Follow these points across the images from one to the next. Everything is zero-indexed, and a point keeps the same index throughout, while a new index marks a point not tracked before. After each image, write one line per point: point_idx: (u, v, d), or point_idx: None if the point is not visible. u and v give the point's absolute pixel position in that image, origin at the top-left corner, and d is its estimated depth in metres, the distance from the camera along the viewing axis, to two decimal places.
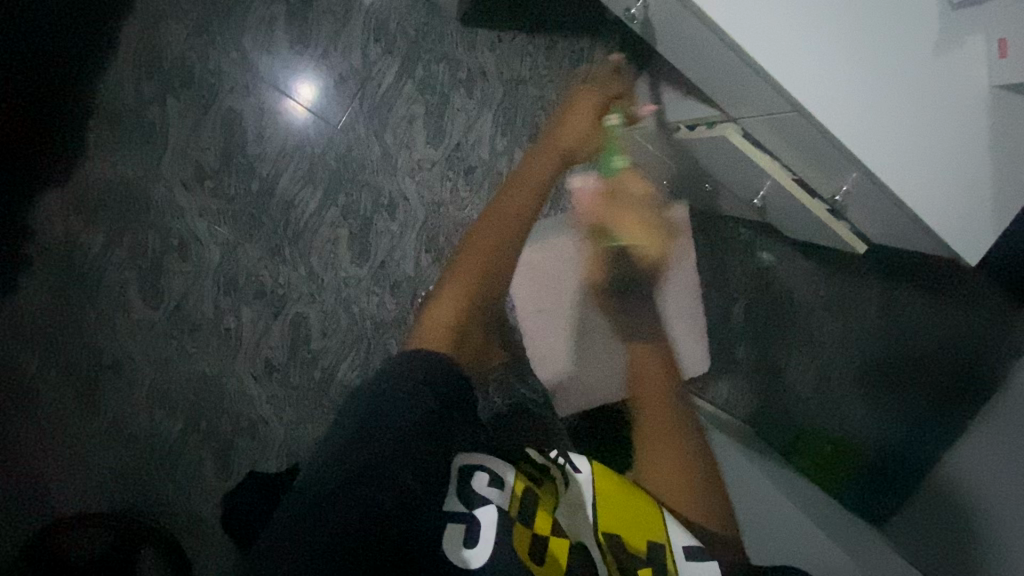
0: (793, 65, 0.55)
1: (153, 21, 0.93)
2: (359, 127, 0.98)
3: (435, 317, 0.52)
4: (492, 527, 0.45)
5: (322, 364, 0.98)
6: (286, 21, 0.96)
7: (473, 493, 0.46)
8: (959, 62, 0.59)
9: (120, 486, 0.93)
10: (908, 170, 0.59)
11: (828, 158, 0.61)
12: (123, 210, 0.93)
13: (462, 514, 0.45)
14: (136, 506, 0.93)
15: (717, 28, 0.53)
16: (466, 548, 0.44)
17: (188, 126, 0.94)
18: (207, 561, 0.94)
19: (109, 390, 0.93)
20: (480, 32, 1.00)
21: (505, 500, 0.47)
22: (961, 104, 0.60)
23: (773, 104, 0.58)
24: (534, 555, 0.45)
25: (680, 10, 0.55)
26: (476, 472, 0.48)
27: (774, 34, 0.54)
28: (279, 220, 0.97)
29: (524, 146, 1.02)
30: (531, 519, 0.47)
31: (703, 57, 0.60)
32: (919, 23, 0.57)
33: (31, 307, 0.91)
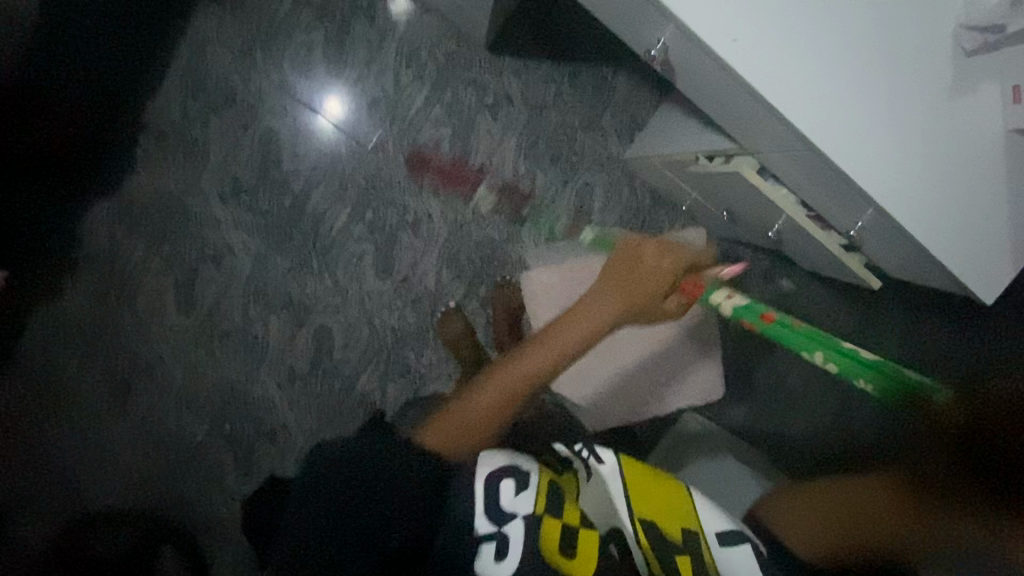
0: (808, 107, 0.56)
1: (201, 45, 1.00)
2: (387, 148, 1.02)
3: (449, 424, 0.52)
4: (521, 533, 0.45)
5: (343, 374, 1.01)
6: (324, 47, 1.01)
7: (502, 509, 0.46)
8: (973, 106, 0.61)
9: (147, 486, 0.97)
10: (923, 208, 0.60)
11: (844, 192, 0.62)
12: (165, 222, 0.99)
13: (491, 531, 0.45)
14: (160, 504, 0.97)
15: (732, 70, 0.55)
16: (494, 561, 0.44)
17: (228, 144, 1.00)
18: (224, 561, 0.97)
19: (142, 393, 0.98)
20: (507, 60, 1.04)
21: (532, 503, 0.47)
22: (976, 146, 0.61)
23: (788, 139, 0.60)
24: (564, 552, 0.45)
25: (696, 50, 0.57)
26: (501, 478, 0.47)
27: (788, 77, 0.56)
28: (308, 234, 1.01)
29: (546, 168, 1.04)
30: (559, 511, 0.47)
31: (718, 93, 0.61)
32: (932, 69, 0.59)
33: (74, 309, 0.97)
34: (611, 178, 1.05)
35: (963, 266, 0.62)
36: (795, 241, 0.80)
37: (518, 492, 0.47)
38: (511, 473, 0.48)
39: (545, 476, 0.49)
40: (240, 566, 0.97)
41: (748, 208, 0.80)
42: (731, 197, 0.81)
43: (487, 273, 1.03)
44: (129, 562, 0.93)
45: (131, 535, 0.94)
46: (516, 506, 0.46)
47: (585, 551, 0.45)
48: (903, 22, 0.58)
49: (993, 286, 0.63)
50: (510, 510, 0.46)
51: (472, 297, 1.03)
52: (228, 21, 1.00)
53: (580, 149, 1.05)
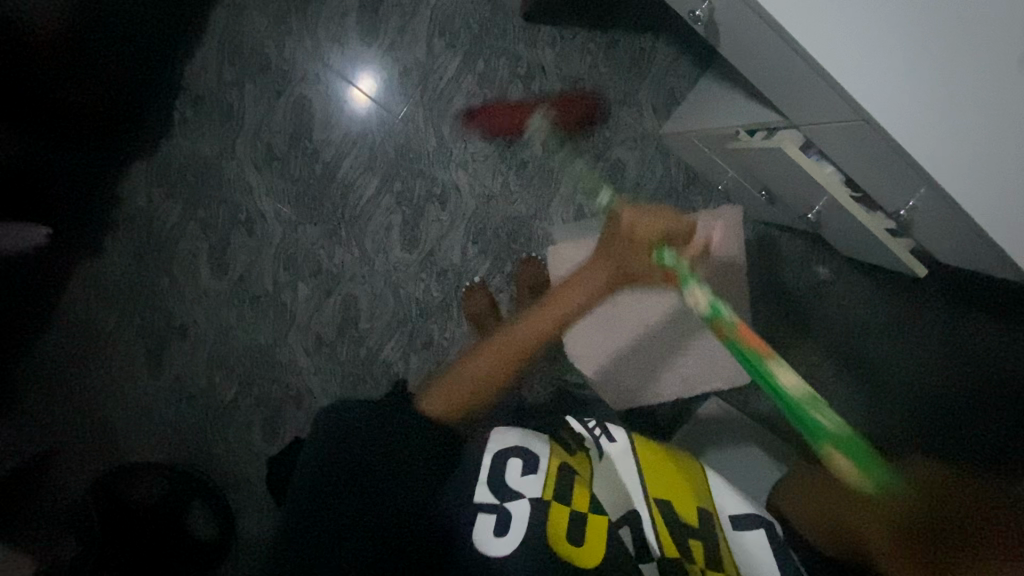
0: (866, 72, 0.53)
1: (238, 11, 1.00)
2: (418, 118, 1.02)
3: (454, 383, 0.64)
4: (525, 515, 0.48)
5: (368, 344, 1.02)
6: (358, 14, 1.00)
7: (507, 485, 0.49)
8: None
9: (179, 441, 1.02)
10: (985, 187, 0.57)
11: (899, 168, 0.59)
12: (200, 186, 1.01)
13: (493, 506, 0.49)
14: (191, 459, 1.02)
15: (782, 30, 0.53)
16: (494, 536, 0.47)
17: (262, 110, 1.00)
18: (248, 518, 1.01)
19: (177, 352, 1.02)
20: (542, 28, 1.01)
21: (539, 485, 0.50)
22: None
23: (841, 110, 0.57)
24: (572, 536, 0.47)
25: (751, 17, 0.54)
26: (510, 458, 0.51)
27: (848, 36, 0.52)
28: (337, 203, 1.02)
29: (578, 144, 1.02)
30: (568, 495, 0.50)
31: (767, 57, 0.58)
32: None
33: (112, 269, 1.00)
34: (644, 155, 1.02)
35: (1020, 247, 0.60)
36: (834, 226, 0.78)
37: (525, 472, 0.50)
38: (517, 453, 0.51)
39: (554, 458, 0.52)
40: (264, 522, 1.01)
41: (786, 189, 0.76)
42: (769, 175, 0.77)
43: (514, 249, 1.02)
44: (160, 512, 0.97)
45: (161, 487, 0.98)
46: (524, 486, 0.49)
47: (594, 535, 0.47)
48: None
49: None
50: (515, 487, 0.49)
51: (498, 271, 1.02)
52: None
53: (614, 124, 1.02)
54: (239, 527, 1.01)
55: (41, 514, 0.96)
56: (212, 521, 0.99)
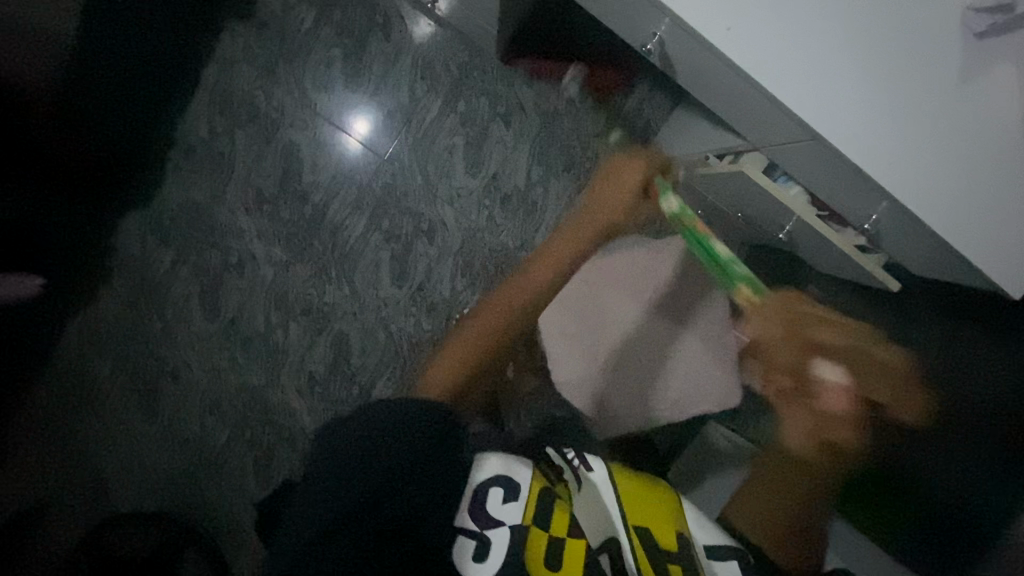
0: (808, 92, 0.53)
1: (228, 65, 1.03)
2: (403, 158, 1.05)
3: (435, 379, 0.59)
4: (506, 540, 0.49)
5: (360, 379, 1.08)
6: (343, 61, 1.03)
7: (485, 513, 0.50)
8: (977, 94, 0.55)
9: (168, 491, 1.03)
10: (939, 200, 0.56)
11: (859, 185, 0.58)
12: (192, 234, 1.04)
13: (472, 532, 0.49)
14: (180, 508, 1.02)
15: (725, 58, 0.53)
16: (473, 562, 0.47)
17: (252, 157, 1.03)
18: (240, 560, 1.03)
19: (170, 397, 1.05)
20: (519, 69, 1.05)
21: (518, 510, 0.50)
22: (988, 132, 0.56)
23: (790, 131, 0.57)
24: (549, 563, 0.48)
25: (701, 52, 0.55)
26: (490, 484, 0.51)
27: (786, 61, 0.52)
28: (327, 242, 1.06)
29: (558, 176, 1.07)
30: (547, 522, 0.50)
31: (715, 83, 0.58)
32: (935, 50, 0.54)
33: (105, 316, 1.03)
34: None
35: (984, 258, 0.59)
36: (807, 245, 0.78)
37: (505, 500, 0.51)
38: (500, 481, 0.52)
39: (536, 483, 0.53)
40: (254, 564, 1.03)
41: (757, 209, 0.76)
42: (739, 198, 0.78)
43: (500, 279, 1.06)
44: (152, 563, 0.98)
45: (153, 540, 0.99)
46: (503, 512, 0.50)
47: (571, 560, 0.48)
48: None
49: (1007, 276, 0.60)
50: (496, 516, 0.50)
51: None
52: (252, 38, 1.03)
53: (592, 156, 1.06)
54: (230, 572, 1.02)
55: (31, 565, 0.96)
56: (204, 568, 1.00)
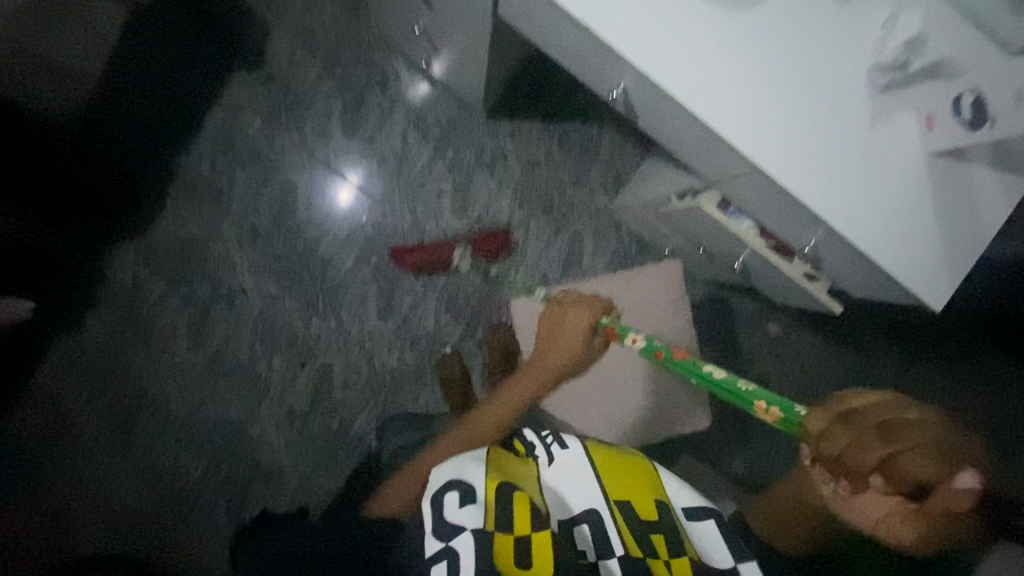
0: (749, 128, 0.57)
1: (232, 111, 1.08)
2: (393, 199, 1.12)
3: (388, 497, 0.61)
4: (471, 550, 0.46)
5: (341, 414, 1.09)
6: (341, 111, 1.10)
7: (446, 524, 0.48)
8: (892, 136, 0.59)
9: (137, 525, 1.03)
10: (870, 222, 0.59)
11: (798, 215, 0.62)
12: (184, 266, 1.07)
13: (440, 552, 0.47)
14: (149, 543, 1.03)
15: (678, 101, 0.56)
16: None
17: (249, 195, 1.09)
18: None
19: (147, 428, 1.06)
20: (503, 120, 1.13)
21: (478, 515, 0.48)
22: (904, 168, 0.60)
23: (736, 165, 0.60)
24: (520, 563, 0.45)
25: (659, 98, 0.58)
26: (447, 492, 0.50)
27: (730, 103, 0.56)
28: (317, 277, 1.10)
29: (538, 218, 1.13)
30: (510, 522, 0.47)
31: (670, 125, 0.62)
32: (849, 96, 0.58)
33: (92, 345, 1.05)
34: (599, 227, 1.13)
35: (918, 278, 0.61)
36: (762, 275, 0.84)
37: (462, 504, 0.49)
38: (456, 486, 0.50)
39: (490, 479, 0.51)
40: None
41: (716, 241, 0.82)
42: (699, 233, 0.84)
43: (484, 314, 1.12)
44: None
45: None
46: (461, 517, 0.48)
47: (540, 555, 0.46)
48: (822, 54, 0.58)
49: (941, 292, 0.62)
50: (455, 523, 0.48)
51: (469, 339, 1.12)
52: (255, 85, 1.08)
53: (570, 201, 1.13)
54: None
55: None
56: None
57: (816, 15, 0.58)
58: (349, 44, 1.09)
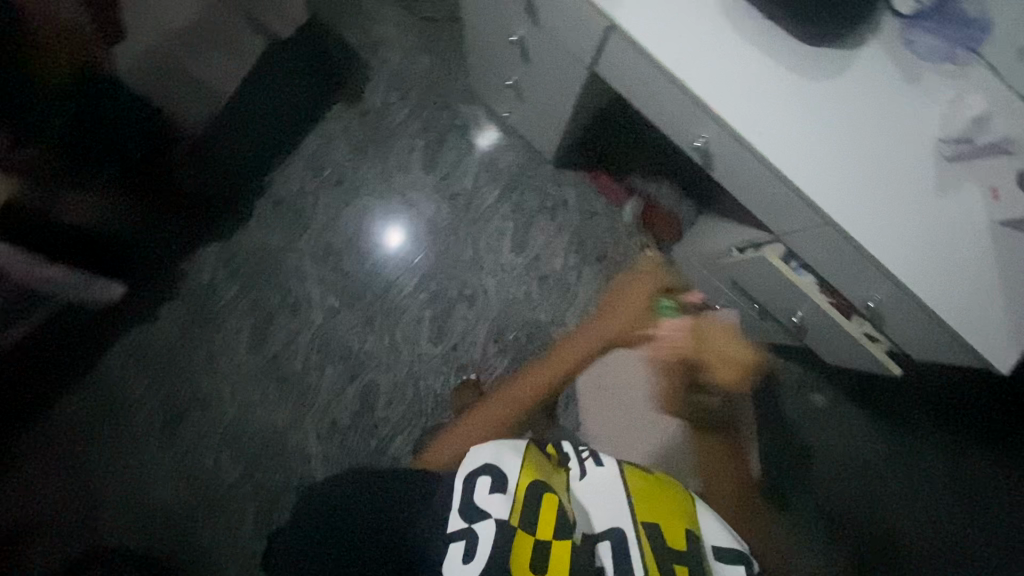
0: (821, 184, 0.62)
1: (325, 139, 1.19)
2: (458, 233, 1.19)
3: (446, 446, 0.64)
4: (492, 537, 0.47)
5: (381, 433, 1.11)
6: (422, 149, 1.20)
7: (474, 507, 0.49)
8: (956, 202, 0.64)
9: (166, 524, 1.06)
10: (933, 280, 0.62)
11: (862, 269, 0.66)
12: (257, 274, 1.14)
13: (462, 532, 0.48)
14: (172, 546, 1.05)
15: (758, 153, 0.62)
16: (462, 563, 0.46)
17: (329, 215, 1.17)
18: None
19: (194, 426, 1.10)
20: (568, 171, 1.21)
21: (505, 507, 0.49)
22: (967, 233, 0.63)
23: (805, 217, 0.65)
24: (535, 564, 0.47)
25: (739, 149, 0.63)
26: (480, 476, 0.50)
27: (805, 159, 0.62)
28: (378, 297, 1.16)
29: (592, 264, 1.18)
30: (534, 525, 0.49)
31: (744, 180, 0.68)
32: (916, 164, 0.63)
33: (160, 337, 1.11)
34: None
35: (982, 339, 0.63)
36: (815, 334, 0.86)
37: (493, 490, 0.49)
38: (488, 472, 0.51)
39: (524, 475, 0.51)
40: None
41: (771, 295, 0.85)
42: (753, 287, 0.88)
43: (531, 350, 1.16)
44: None
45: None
46: (490, 504, 0.49)
47: (557, 563, 0.47)
48: (891, 125, 0.64)
49: (1008, 357, 0.63)
50: (482, 507, 0.49)
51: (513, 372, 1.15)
52: (350, 118, 1.19)
53: (624, 251, 1.19)
54: None
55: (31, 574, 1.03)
56: None
57: (887, 90, 0.64)
58: (437, 92, 1.21)
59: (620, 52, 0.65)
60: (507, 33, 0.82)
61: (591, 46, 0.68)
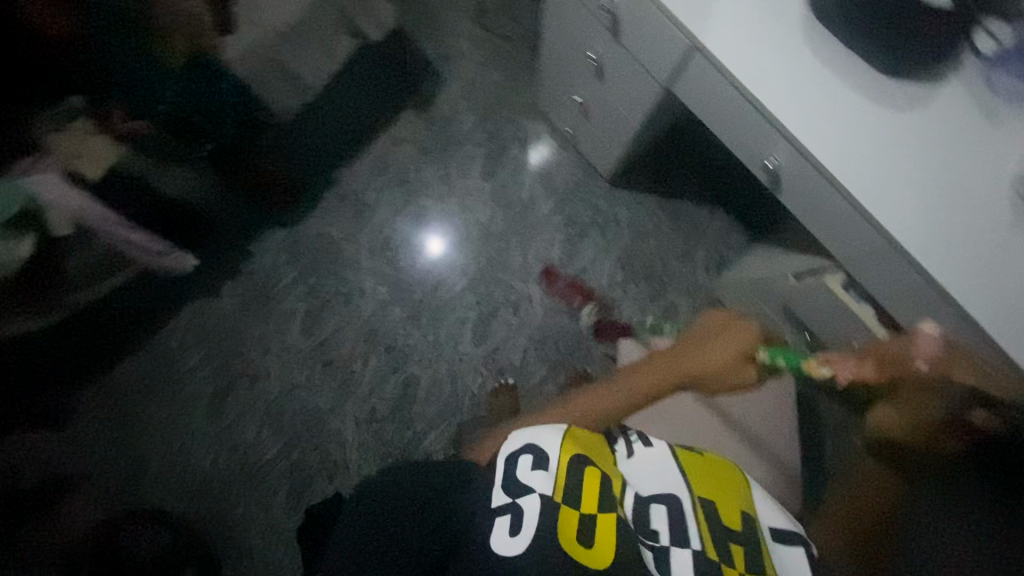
0: (891, 209, 0.63)
1: (394, 140, 1.25)
2: (510, 240, 1.22)
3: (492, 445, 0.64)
4: (536, 511, 0.49)
5: (416, 426, 1.13)
6: (484, 157, 1.25)
7: (515, 483, 0.51)
8: None
9: (203, 493, 1.10)
10: (1003, 312, 0.61)
11: (925, 297, 0.66)
12: (316, 261, 1.20)
13: (507, 506, 0.50)
14: (205, 516, 1.09)
15: (828, 175, 0.64)
16: (508, 535, 0.48)
17: (389, 212, 1.23)
18: None
19: (241, 400, 1.14)
20: (623, 191, 1.24)
21: (548, 483, 0.51)
22: None
23: (871, 241, 0.67)
24: (581, 537, 0.49)
25: (809, 169, 0.66)
26: (520, 456, 0.53)
27: (875, 183, 0.64)
28: (427, 294, 1.20)
29: (638, 283, 1.20)
30: (576, 501, 0.51)
31: (812, 201, 0.70)
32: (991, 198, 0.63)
33: (218, 312, 1.16)
34: (696, 303, 1.18)
35: None
36: None
37: (534, 468, 0.52)
38: (529, 452, 0.54)
39: (563, 454, 0.54)
40: None
41: (823, 326, 0.87)
42: (804, 315, 0.89)
43: (570, 361, 1.17)
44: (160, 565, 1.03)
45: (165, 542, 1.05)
46: (532, 480, 0.51)
47: (603, 535, 0.49)
48: (964, 157, 0.64)
49: None
50: (524, 483, 0.51)
51: (550, 381, 1.16)
52: (418, 123, 1.25)
53: (672, 272, 1.20)
54: None
55: (74, 526, 1.07)
56: None
57: (962, 125, 0.65)
58: (504, 105, 1.27)
59: (701, 68, 0.69)
60: (585, 49, 0.86)
61: (672, 62, 0.72)
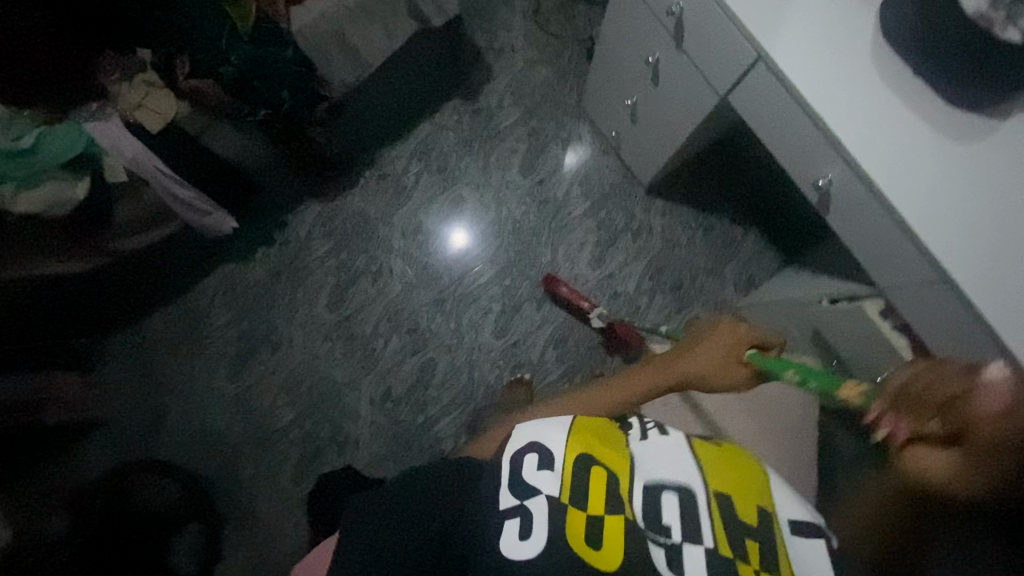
0: (943, 239, 0.63)
1: (438, 127, 1.26)
2: (540, 236, 1.23)
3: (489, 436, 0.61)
4: (546, 513, 0.45)
5: (429, 410, 1.14)
6: (524, 152, 1.26)
7: (524, 481, 0.47)
8: None
9: (215, 452, 1.12)
10: None
11: (971, 331, 0.66)
12: (349, 237, 1.22)
13: (515, 507, 0.46)
14: (215, 476, 1.10)
15: (884, 197, 0.64)
16: (518, 538, 0.44)
17: (425, 196, 1.24)
18: (235, 552, 1.07)
19: (261, 365, 1.16)
20: (658, 199, 1.24)
21: (555, 484, 0.47)
22: None
23: (921, 270, 0.66)
24: (591, 539, 0.45)
25: (863, 188, 0.66)
26: (526, 454, 0.49)
27: (931, 211, 0.63)
28: (454, 281, 1.21)
29: (665, 293, 1.20)
30: (585, 501, 0.47)
31: (862, 224, 0.70)
32: None
33: (250, 277, 1.19)
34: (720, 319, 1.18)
35: None
36: None
37: (541, 466, 0.48)
38: (535, 448, 0.49)
39: (569, 452, 0.50)
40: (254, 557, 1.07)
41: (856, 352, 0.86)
42: (837, 340, 0.88)
43: (589, 363, 1.17)
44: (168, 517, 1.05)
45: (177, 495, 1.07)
46: (540, 482, 0.47)
47: (611, 538, 0.45)
48: None
49: None
50: (531, 483, 0.47)
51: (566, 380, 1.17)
52: (463, 113, 1.27)
53: (699, 286, 1.20)
54: (221, 558, 1.06)
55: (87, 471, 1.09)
56: (202, 546, 1.05)
57: None
58: (550, 104, 1.28)
59: (762, 82, 0.70)
60: (643, 53, 0.87)
61: (734, 74, 0.72)
